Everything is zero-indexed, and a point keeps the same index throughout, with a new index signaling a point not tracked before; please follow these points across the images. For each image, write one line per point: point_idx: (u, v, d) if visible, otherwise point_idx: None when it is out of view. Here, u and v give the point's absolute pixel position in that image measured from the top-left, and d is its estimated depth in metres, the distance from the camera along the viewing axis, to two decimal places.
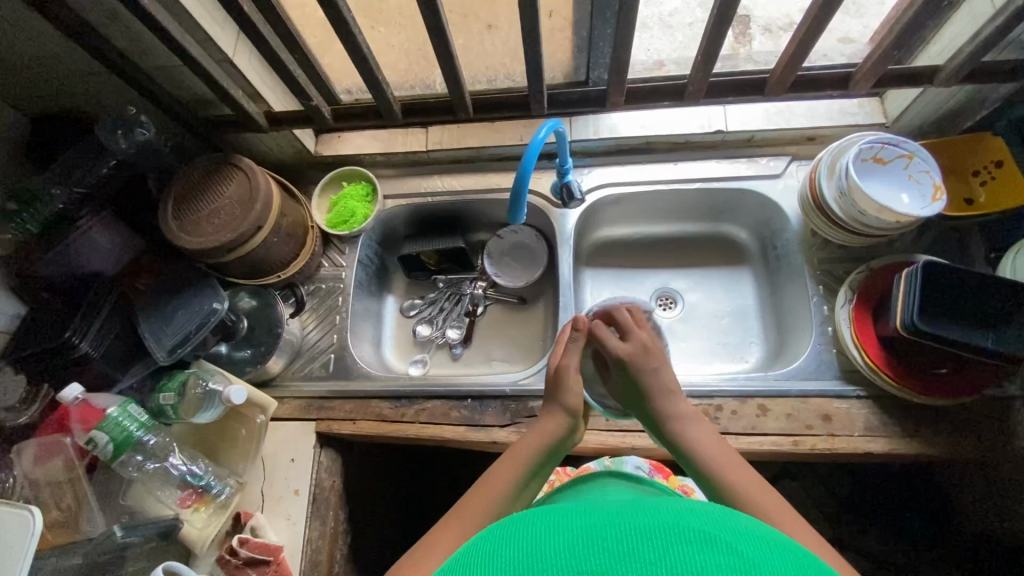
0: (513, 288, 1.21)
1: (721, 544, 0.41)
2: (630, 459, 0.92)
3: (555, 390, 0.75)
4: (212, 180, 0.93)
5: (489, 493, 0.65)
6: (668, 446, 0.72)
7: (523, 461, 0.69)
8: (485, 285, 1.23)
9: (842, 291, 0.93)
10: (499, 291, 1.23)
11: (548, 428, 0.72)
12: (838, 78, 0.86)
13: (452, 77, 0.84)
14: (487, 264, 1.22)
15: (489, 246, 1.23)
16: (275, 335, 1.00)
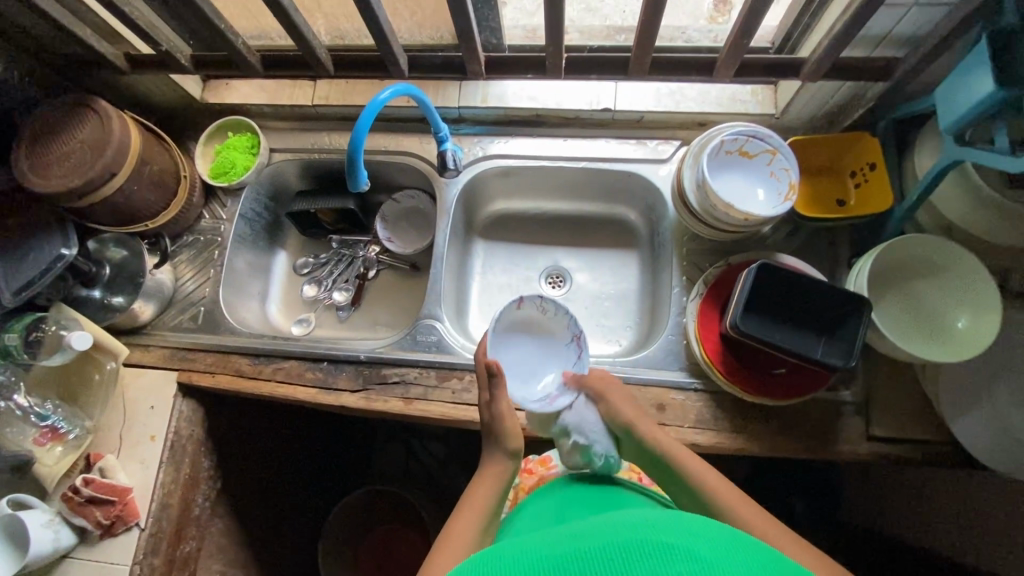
0: (404, 254, 1.20)
1: (675, 550, 0.45)
2: None
3: (497, 436, 0.81)
4: (67, 121, 0.90)
5: (460, 537, 0.69)
6: (652, 464, 0.79)
7: (485, 502, 0.75)
8: (378, 248, 1.22)
9: (697, 285, 0.93)
10: (393, 256, 1.22)
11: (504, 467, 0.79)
12: (702, 63, 0.84)
13: (298, 30, 0.81)
14: (379, 228, 1.20)
15: (384, 209, 1.21)
16: (136, 285, 1.00)
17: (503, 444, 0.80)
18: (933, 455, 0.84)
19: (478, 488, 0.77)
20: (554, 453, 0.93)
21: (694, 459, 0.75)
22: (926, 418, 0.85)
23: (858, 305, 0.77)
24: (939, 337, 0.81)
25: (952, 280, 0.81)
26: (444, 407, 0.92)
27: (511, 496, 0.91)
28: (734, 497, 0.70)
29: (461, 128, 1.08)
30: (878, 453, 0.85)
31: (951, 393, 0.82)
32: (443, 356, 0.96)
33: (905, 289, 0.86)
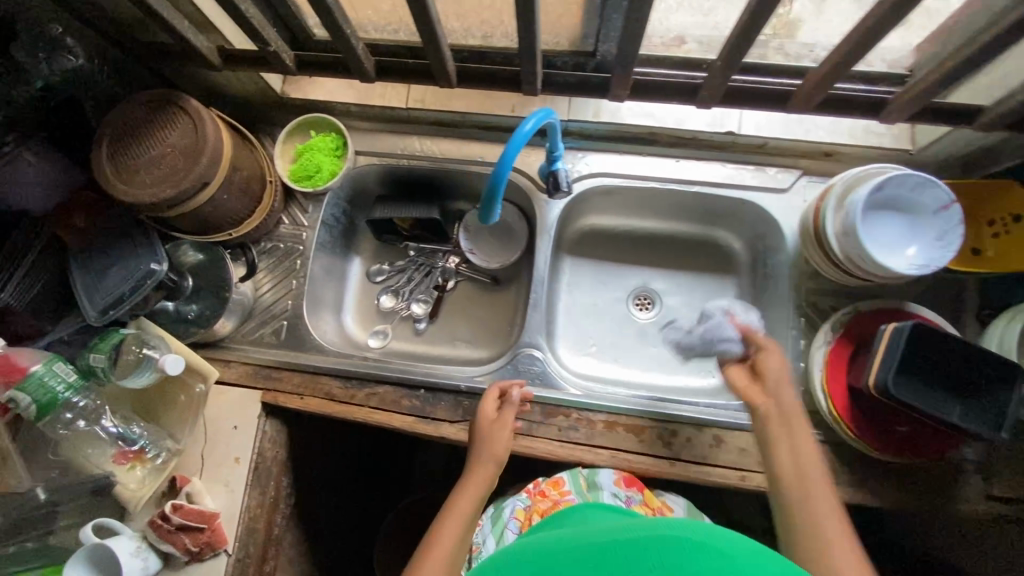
0: (486, 267, 1.13)
1: None
2: (606, 473, 0.86)
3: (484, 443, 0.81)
4: (156, 120, 0.82)
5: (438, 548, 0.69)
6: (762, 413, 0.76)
7: (468, 517, 0.73)
8: (458, 260, 1.15)
9: (825, 328, 0.88)
10: (473, 268, 1.15)
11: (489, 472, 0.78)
12: (864, 100, 0.77)
13: (436, 42, 0.75)
14: (462, 239, 1.13)
15: (466, 219, 1.13)
16: (221, 298, 0.94)
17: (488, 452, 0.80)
18: None
19: (456, 502, 0.75)
20: (565, 475, 0.87)
21: (802, 422, 0.73)
22: None
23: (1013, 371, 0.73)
24: None
25: None
26: (551, 445, 0.88)
27: (525, 516, 0.85)
28: (821, 488, 0.68)
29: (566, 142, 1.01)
30: (998, 514, 0.84)
31: None
32: (547, 391, 0.92)
33: None
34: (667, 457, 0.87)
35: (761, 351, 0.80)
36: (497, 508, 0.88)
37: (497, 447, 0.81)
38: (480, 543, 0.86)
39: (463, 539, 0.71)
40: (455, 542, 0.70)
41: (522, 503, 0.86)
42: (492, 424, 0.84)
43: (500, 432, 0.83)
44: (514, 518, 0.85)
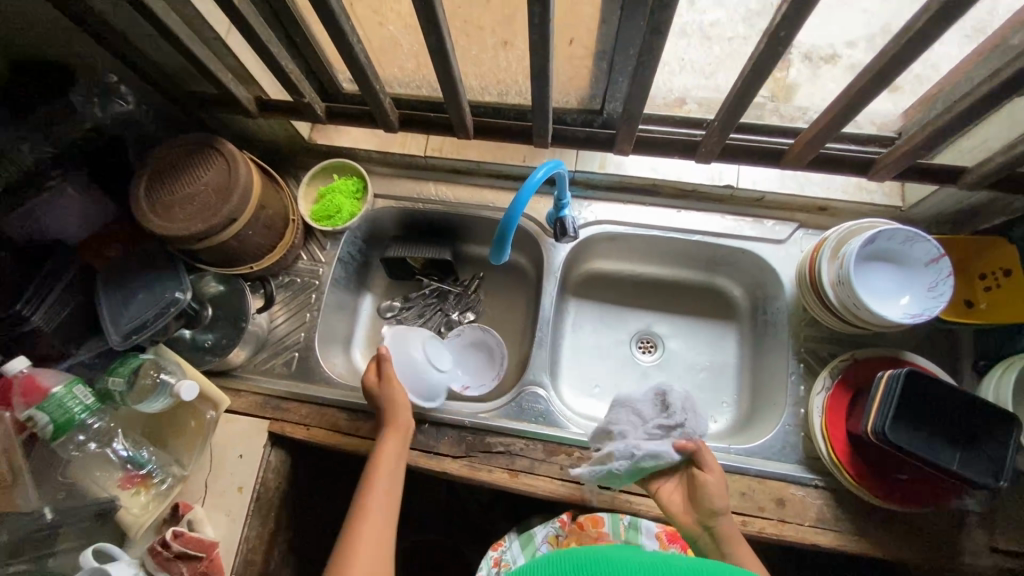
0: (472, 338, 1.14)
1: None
2: (646, 523, 0.85)
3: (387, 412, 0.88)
4: (192, 161, 0.88)
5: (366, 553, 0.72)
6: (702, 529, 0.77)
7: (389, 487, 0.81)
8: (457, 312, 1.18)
9: (822, 374, 0.90)
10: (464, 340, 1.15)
11: (394, 446, 0.85)
12: (859, 160, 0.81)
13: (459, 102, 0.82)
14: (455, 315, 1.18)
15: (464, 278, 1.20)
16: (238, 329, 0.98)
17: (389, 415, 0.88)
18: None
19: (378, 464, 0.83)
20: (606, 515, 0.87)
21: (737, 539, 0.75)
22: None
23: (1006, 423, 0.74)
24: None
25: None
26: (552, 484, 0.89)
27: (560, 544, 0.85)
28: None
29: (574, 192, 1.07)
30: (1002, 567, 0.84)
31: None
32: (550, 429, 0.93)
33: None
34: None
35: (700, 473, 0.79)
36: (528, 533, 0.89)
37: (398, 415, 0.87)
38: (506, 561, 0.86)
39: (393, 505, 0.80)
40: (385, 496, 0.80)
41: (557, 531, 0.87)
42: (388, 403, 0.88)
43: (399, 424, 0.87)
44: (547, 543, 0.86)
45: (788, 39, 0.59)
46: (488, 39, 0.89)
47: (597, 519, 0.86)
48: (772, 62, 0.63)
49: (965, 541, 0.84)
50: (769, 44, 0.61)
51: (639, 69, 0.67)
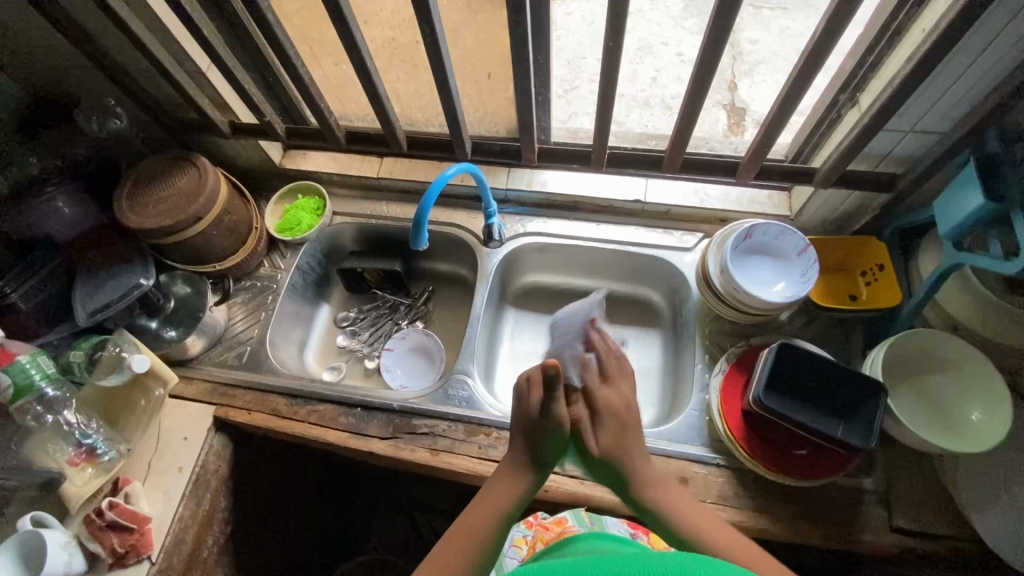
0: (417, 342, 1.24)
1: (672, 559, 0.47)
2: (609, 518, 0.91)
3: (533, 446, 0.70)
4: (170, 171, 1.04)
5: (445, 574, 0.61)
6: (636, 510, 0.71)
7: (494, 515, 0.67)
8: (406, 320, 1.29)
9: (720, 360, 0.98)
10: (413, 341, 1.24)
11: (512, 461, 0.71)
12: (728, 166, 0.95)
13: (387, 116, 0.96)
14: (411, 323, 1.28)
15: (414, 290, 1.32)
16: (195, 319, 1.08)
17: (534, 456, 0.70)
18: (957, 550, 0.84)
19: (496, 485, 0.69)
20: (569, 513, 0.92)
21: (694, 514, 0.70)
22: (953, 515, 0.85)
23: (874, 390, 0.81)
24: (952, 429, 0.85)
25: (961, 373, 0.86)
26: (470, 463, 0.94)
27: (527, 545, 0.91)
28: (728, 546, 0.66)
29: (506, 208, 1.21)
30: (904, 545, 0.85)
31: (972, 485, 0.84)
32: (472, 413, 1.00)
33: (918, 382, 0.90)
34: (578, 477, 0.93)
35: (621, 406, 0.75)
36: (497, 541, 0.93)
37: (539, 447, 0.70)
38: None
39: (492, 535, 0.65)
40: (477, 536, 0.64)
41: (523, 533, 0.92)
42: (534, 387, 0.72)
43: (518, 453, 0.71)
44: (514, 546, 0.91)
45: (617, 49, 0.73)
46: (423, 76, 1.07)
47: (563, 519, 0.91)
48: (617, 73, 0.78)
49: (866, 518, 0.86)
50: (611, 58, 0.77)
51: (521, 80, 0.82)
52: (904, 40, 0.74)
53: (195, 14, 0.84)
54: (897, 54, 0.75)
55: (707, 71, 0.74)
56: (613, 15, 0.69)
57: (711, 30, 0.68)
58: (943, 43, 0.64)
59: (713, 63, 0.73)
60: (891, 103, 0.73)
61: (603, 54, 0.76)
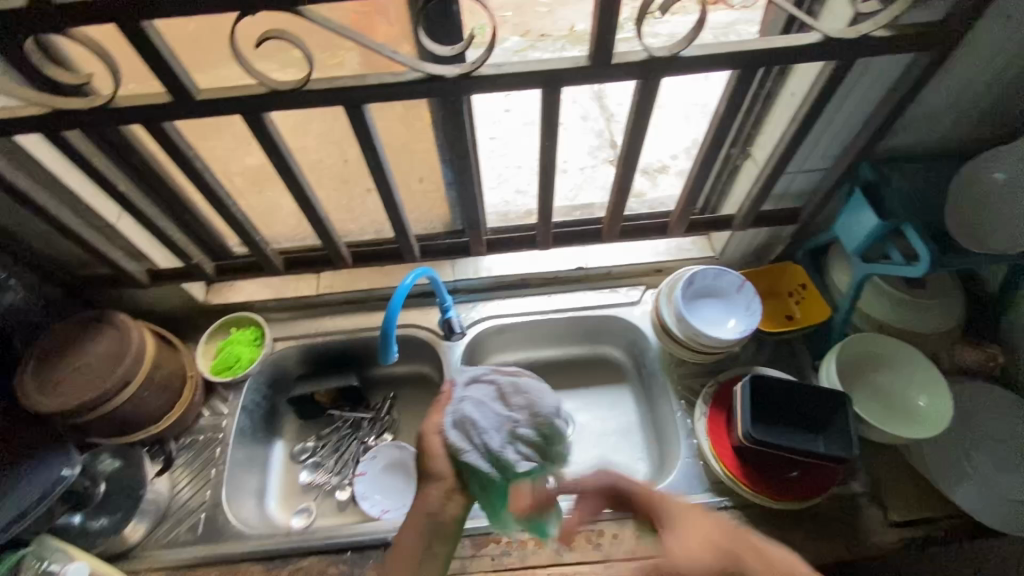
0: (394, 456, 1.14)
1: None
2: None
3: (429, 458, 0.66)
4: (83, 336, 0.93)
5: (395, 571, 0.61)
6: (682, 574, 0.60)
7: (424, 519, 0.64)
8: (375, 435, 1.18)
9: (698, 402, 1.02)
10: (388, 456, 1.14)
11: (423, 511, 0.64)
12: (658, 225, 1.04)
13: (332, 238, 0.94)
14: (382, 438, 1.18)
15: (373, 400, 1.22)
16: (134, 499, 0.94)
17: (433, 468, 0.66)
18: (951, 529, 0.91)
19: (408, 525, 0.64)
20: None
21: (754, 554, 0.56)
22: (934, 497, 0.94)
23: (840, 400, 0.89)
24: (912, 417, 0.94)
25: (904, 366, 0.97)
26: None
27: None
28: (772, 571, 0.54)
29: (457, 298, 1.21)
30: (904, 538, 0.91)
31: (938, 466, 0.93)
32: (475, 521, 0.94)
33: (871, 382, 0.99)
34: (600, 560, 0.91)
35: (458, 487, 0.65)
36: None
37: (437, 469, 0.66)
38: None
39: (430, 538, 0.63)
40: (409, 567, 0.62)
41: None
42: (422, 449, 0.67)
43: (435, 513, 0.64)
44: None
45: (553, 146, 0.79)
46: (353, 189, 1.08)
47: None
48: (554, 165, 0.84)
49: (864, 521, 0.92)
50: (546, 153, 0.81)
51: (464, 184, 0.86)
52: (777, 103, 0.88)
53: (106, 172, 0.79)
54: (774, 114, 0.89)
55: (631, 154, 0.82)
56: (546, 119, 0.75)
57: (632, 123, 0.77)
58: (816, 106, 0.77)
59: (637, 148, 0.81)
60: (786, 155, 0.85)
61: (539, 151, 0.82)
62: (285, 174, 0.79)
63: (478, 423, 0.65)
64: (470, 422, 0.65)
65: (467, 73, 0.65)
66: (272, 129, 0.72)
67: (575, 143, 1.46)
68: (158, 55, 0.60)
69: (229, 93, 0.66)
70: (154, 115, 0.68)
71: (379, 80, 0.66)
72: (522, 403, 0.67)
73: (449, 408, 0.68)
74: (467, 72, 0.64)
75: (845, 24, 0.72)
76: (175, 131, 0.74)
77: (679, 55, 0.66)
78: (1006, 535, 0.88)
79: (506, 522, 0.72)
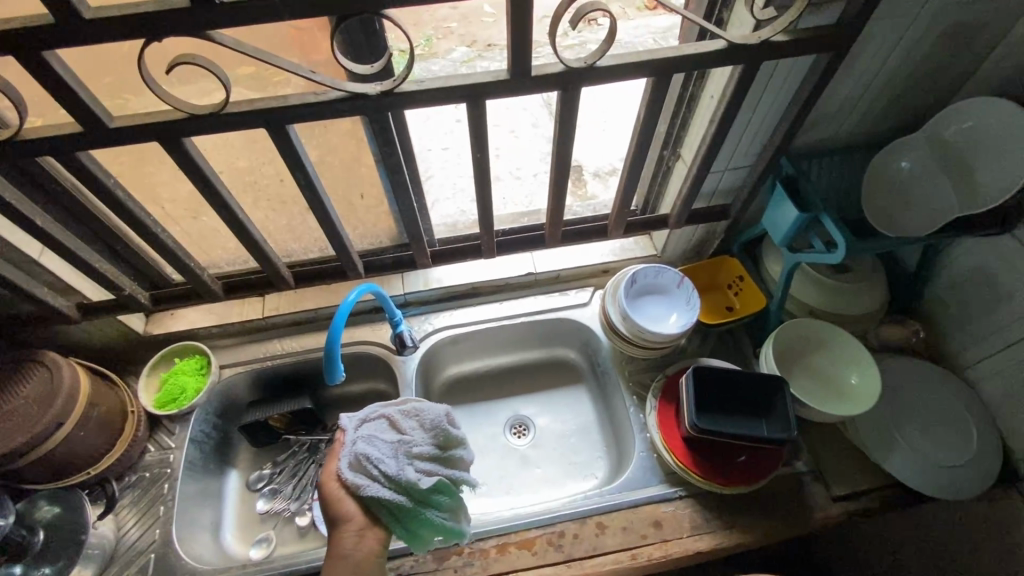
0: None
1: None
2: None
3: (333, 506, 0.74)
4: (10, 379, 0.88)
5: None
6: None
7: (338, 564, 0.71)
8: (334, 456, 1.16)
9: (648, 397, 1.05)
10: None
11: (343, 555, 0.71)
12: (599, 228, 1.07)
13: (271, 260, 0.92)
14: None
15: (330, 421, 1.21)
16: (76, 545, 0.90)
17: (339, 512, 0.74)
18: (888, 498, 0.97)
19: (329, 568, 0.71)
20: None
21: None
22: (872, 469, 0.99)
23: (778, 384, 0.93)
24: (847, 395, 1.00)
25: (836, 348, 1.02)
26: None
27: None
28: None
29: (409, 312, 1.20)
30: (847, 511, 0.96)
31: (873, 440, 0.98)
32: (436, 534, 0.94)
33: (808, 365, 1.04)
34: (562, 561, 0.92)
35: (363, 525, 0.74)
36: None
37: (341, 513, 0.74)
38: None
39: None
40: None
41: None
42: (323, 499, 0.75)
43: (350, 553, 0.72)
44: None
45: (485, 156, 0.80)
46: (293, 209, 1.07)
47: None
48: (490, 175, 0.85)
49: (809, 498, 0.97)
50: (479, 164, 0.83)
51: (402, 198, 0.86)
52: (698, 106, 0.92)
53: (22, 206, 0.76)
54: (696, 117, 0.94)
55: (563, 162, 0.85)
56: (475, 131, 0.76)
57: (559, 130, 0.78)
58: (731, 107, 0.82)
59: (568, 156, 0.83)
60: (709, 155, 0.89)
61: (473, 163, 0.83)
62: (213, 199, 0.77)
63: (372, 456, 0.75)
64: (365, 456, 0.75)
65: (388, 90, 0.65)
66: (195, 154, 0.71)
67: (522, 151, 1.48)
68: (64, 86, 0.59)
69: (145, 121, 0.64)
70: (66, 146, 0.66)
71: (300, 100, 0.66)
72: (413, 425, 0.80)
73: (343, 452, 0.76)
74: (388, 89, 0.65)
75: (750, 31, 0.76)
76: (92, 161, 0.72)
77: (595, 66, 0.68)
78: (937, 499, 0.93)
79: (425, 540, 0.78)
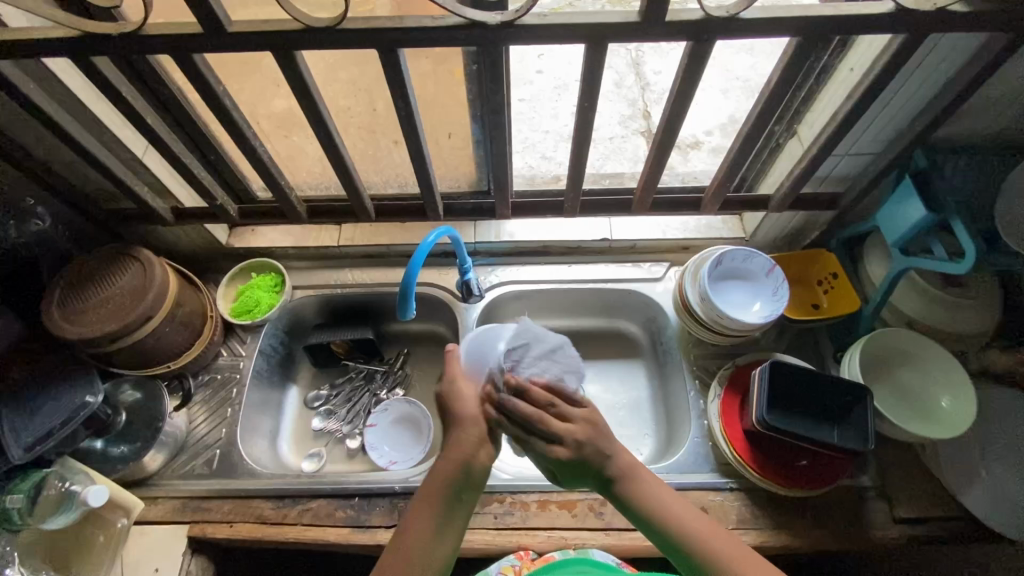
0: (404, 410, 1.15)
1: None
2: (597, 551, 0.89)
3: (456, 401, 0.71)
4: (108, 268, 0.94)
5: (411, 536, 0.64)
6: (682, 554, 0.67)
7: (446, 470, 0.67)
8: (387, 389, 1.19)
9: (713, 384, 1.01)
10: (398, 408, 1.15)
11: (451, 466, 0.67)
12: (691, 201, 1.01)
13: (357, 189, 0.93)
14: (393, 392, 1.19)
15: (387, 355, 1.24)
16: (153, 430, 0.97)
17: (459, 410, 0.70)
18: (958, 531, 0.91)
19: (430, 485, 0.67)
20: (556, 552, 0.89)
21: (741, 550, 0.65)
22: (945, 498, 0.93)
23: (861, 394, 0.87)
24: (931, 417, 0.92)
25: (929, 365, 0.94)
26: (488, 535, 0.91)
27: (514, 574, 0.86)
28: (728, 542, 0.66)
29: (477, 261, 1.20)
30: (909, 535, 0.90)
31: (953, 468, 0.92)
32: None
33: (892, 378, 0.97)
34: (601, 528, 0.92)
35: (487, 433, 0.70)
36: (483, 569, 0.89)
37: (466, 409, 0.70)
38: None
39: (457, 485, 0.66)
40: (430, 524, 0.65)
41: (512, 562, 0.88)
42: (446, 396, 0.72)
43: (467, 462, 0.67)
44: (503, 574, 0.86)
45: (592, 107, 0.76)
46: (381, 141, 1.06)
47: (546, 557, 0.88)
48: (589, 129, 0.81)
49: (869, 515, 0.92)
50: (583, 115, 0.78)
51: (496, 143, 0.83)
52: (833, 78, 0.83)
53: (135, 103, 0.78)
54: (828, 90, 0.84)
55: (674, 122, 0.78)
56: (587, 77, 0.71)
57: (679, 85, 0.72)
58: (877, 82, 0.72)
59: (681, 116, 0.77)
60: (836, 136, 0.81)
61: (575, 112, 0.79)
62: (313, 118, 0.77)
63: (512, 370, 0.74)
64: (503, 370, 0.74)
65: (510, 21, 0.61)
66: (303, 69, 0.70)
67: (608, 110, 1.40)
68: None
69: (261, 28, 0.63)
70: (183, 46, 0.66)
71: (416, 23, 0.63)
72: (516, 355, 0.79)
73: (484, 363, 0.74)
74: (510, 20, 0.61)
75: None
76: (204, 65, 0.72)
77: (738, 16, 0.61)
78: (1015, 541, 0.87)
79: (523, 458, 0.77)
